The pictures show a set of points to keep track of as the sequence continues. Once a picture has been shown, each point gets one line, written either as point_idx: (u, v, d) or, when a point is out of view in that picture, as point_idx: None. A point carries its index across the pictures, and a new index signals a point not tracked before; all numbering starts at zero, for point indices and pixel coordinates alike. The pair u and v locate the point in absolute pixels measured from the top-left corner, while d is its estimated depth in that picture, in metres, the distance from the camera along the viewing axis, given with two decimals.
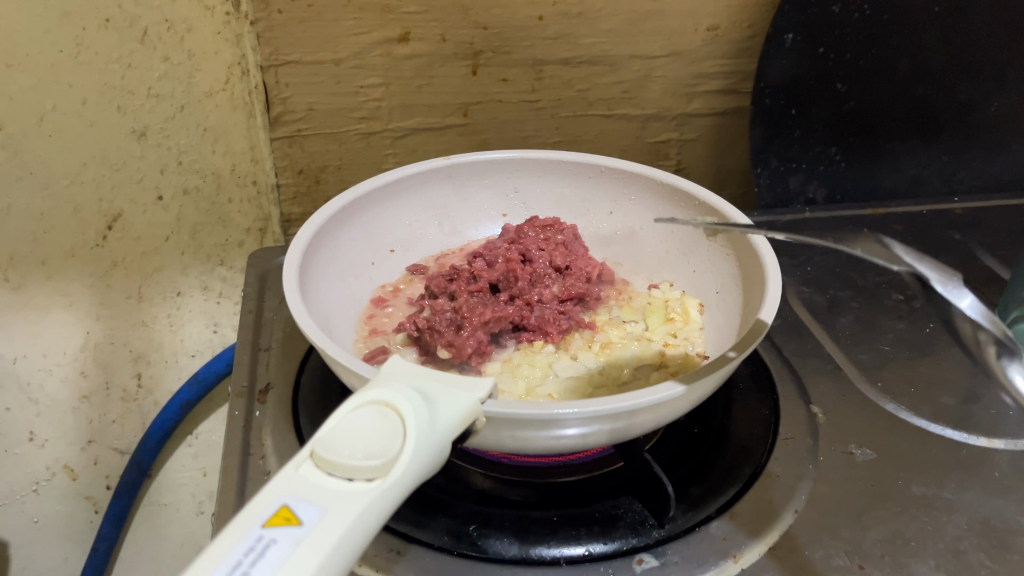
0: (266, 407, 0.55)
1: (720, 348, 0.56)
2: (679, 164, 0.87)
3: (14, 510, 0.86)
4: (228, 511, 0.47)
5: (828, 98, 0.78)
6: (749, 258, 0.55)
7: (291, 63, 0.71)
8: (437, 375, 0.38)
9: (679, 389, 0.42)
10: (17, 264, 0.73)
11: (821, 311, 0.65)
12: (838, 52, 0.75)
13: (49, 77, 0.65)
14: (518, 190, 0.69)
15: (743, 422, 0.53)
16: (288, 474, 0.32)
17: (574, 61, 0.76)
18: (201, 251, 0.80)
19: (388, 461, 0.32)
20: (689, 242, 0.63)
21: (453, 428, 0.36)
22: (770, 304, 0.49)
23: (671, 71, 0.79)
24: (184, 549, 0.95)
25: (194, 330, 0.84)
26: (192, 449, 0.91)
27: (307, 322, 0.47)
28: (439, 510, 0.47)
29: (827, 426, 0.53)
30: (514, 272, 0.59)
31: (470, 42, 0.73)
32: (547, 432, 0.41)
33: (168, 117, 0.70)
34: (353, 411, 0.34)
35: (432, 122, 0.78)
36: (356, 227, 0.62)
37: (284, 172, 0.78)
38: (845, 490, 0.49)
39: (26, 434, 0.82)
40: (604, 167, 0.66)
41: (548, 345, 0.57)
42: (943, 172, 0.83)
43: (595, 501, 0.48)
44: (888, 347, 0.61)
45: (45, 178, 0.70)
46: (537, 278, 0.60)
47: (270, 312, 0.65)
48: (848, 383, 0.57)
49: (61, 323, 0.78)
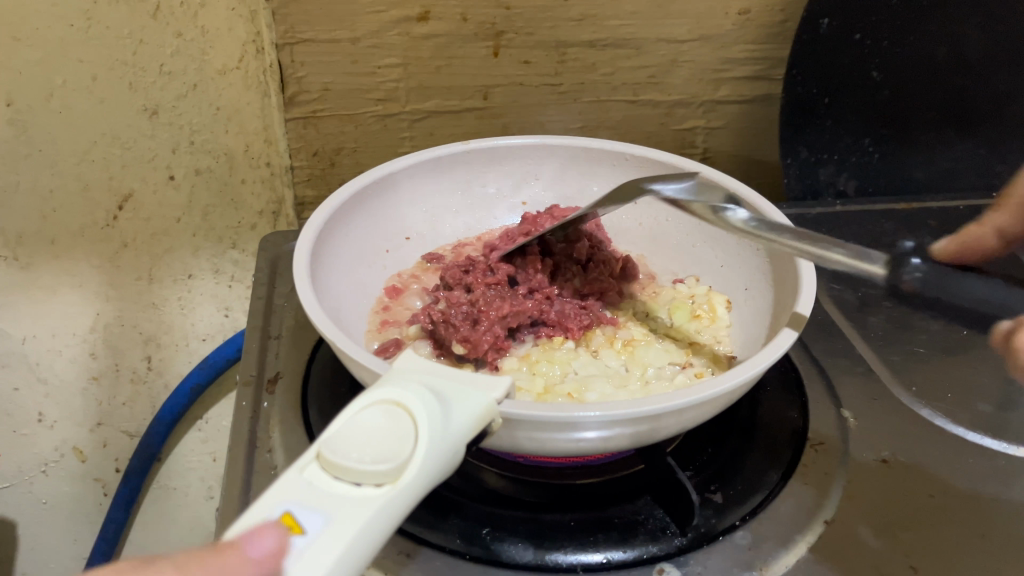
0: (274, 397, 0.54)
1: (748, 348, 0.54)
2: (705, 153, 0.84)
3: (23, 491, 0.85)
4: (233, 507, 0.45)
5: (862, 87, 0.75)
6: (782, 254, 0.53)
7: (307, 42, 0.69)
8: (451, 373, 0.36)
9: (707, 393, 0.39)
10: (26, 242, 0.72)
11: (851, 310, 0.62)
12: (873, 38, 0.72)
13: (58, 51, 0.63)
14: (539, 177, 0.67)
15: (770, 426, 0.51)
16: (291, 477, 0.30)
17: (599, 44, 0.74)
18: (212, 233, 0.78)
19: (399, 466, 0.30)
20: (716, 235, 0.61)
21: (467, 430, 0.34)
22: (804, 304, 0.46)
23: (699, 56, 0.76)
24: (192, 534, 0.94)
25: (204, 314, 0.82)
26: (202, 434, 0.90)
27: (317, 313, 0.45)
28: (451, 511, 0.45)
29: (858, 432, 0.51)
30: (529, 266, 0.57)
31: (491, 22, 0.71)
32: (565, 435, 0.39)
33: (180, 96, 0.68)
34: (361, 411, 0.32)
35: (451, 104, 0.76)
36: (370, 213, 0.60)
37: (298, 154, 0.76)
38: (876, 500, 0.46)
39: (35, 414, 0.81)
40: (630, 155, 0.63)
41: (568, 341, 0.55)
42: (978, 165, 0.79)
43: (614, 505, 0.46)
44: (921, 349, 0.59)
45: (54, 155, 0.68)
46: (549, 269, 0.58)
47: (282, 298, 0.63)
48: (879, 386, 0.55)
49: (69, 303, 0.76)
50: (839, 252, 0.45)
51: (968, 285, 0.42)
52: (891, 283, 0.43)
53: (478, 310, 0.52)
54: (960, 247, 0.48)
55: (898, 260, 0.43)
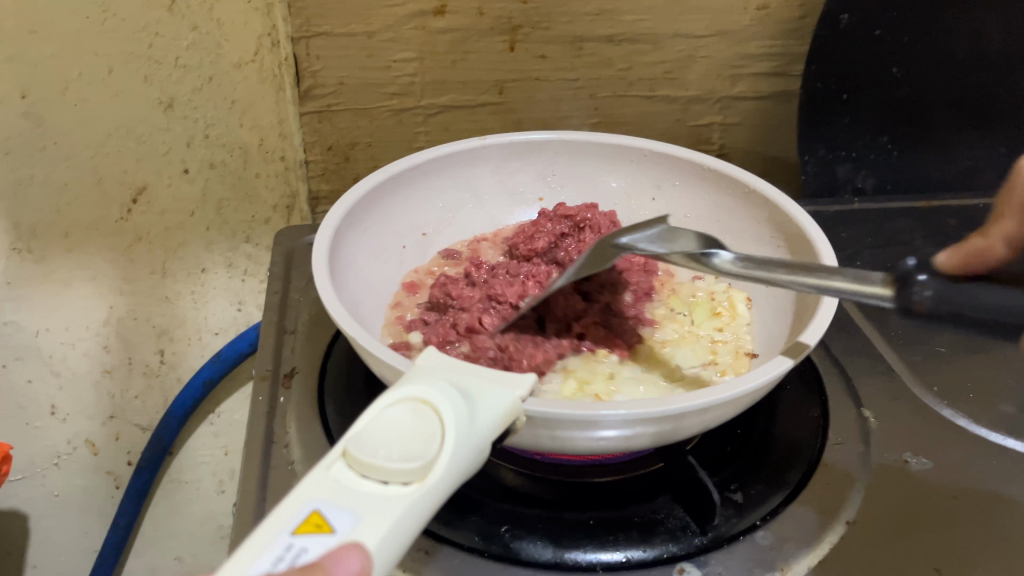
0: (291, 392, 0.53)
1: (770, 346, 0.53)
2: (721, 149, 0.83)
3: (35, 483, 0.85)
4: (250, 502, 0.45)
5: (882, 83, 0.74)
6: (806, 252, 0.52)
7: (324, 35, 0.68)
8: (476, 372, 0.36)
9: (730, 393, 0.39)
10: (40, 235, 0.72)
11: (870, 309, 0.62)
12: (893, 34, 0.71)
13: (74, 44, 0.63)
14: (557, 173, 0.66)
15: (790, 425, 0.51)
16: (318, 475, 0.30)
17: (615, 39, 0.73)
18: (226, 227, 0.77)
19: (426, 464, 0.30)
20: (736, 231, 0.60)
21: (492, 427, 0.34)
22: (829, 302, 0.46)
23: (716, 51, 0.75)
24: (203, 528, 0.94)
25: (217, 308, 0.82)
26: (214, 428, 0.90)
27: (338, 309, 0.44)
28: (470, 508, 0.45)
29: (879, 432, 0.50)
30: (561, 299, 0.53)
31: (508, 17, 0.70)
32: (587, 433, 0.39)
33: (195, 89, 0.68)
34: (386, 409, 0.32)
35: (466, 99, 0.75)
36: (388, 208, 0.60)
37: (313, 148, 0.76)
38: (897, 500, 0.46)
39: (47, 407, 0.81)
40: (648, 150, 0.63)
41: (612, 354, 0.53)
42: (1000, 164, 0.78)
43: (634, 504, 0.45)
44: (942, 349, 0.58)
45: (68, 148, 0.68)
46: (589, 287, 0.56)
47: (297, 292, 0.63)
48: (900, 386, 0.54)
49: (83, 297, 0.76)
50: (839, 281, 0.42)
51: (980, 294, 0.40)
52: (902, 307, 0.40)
53: (507, 355, 0.49)
54: (966, 259, 0.45)
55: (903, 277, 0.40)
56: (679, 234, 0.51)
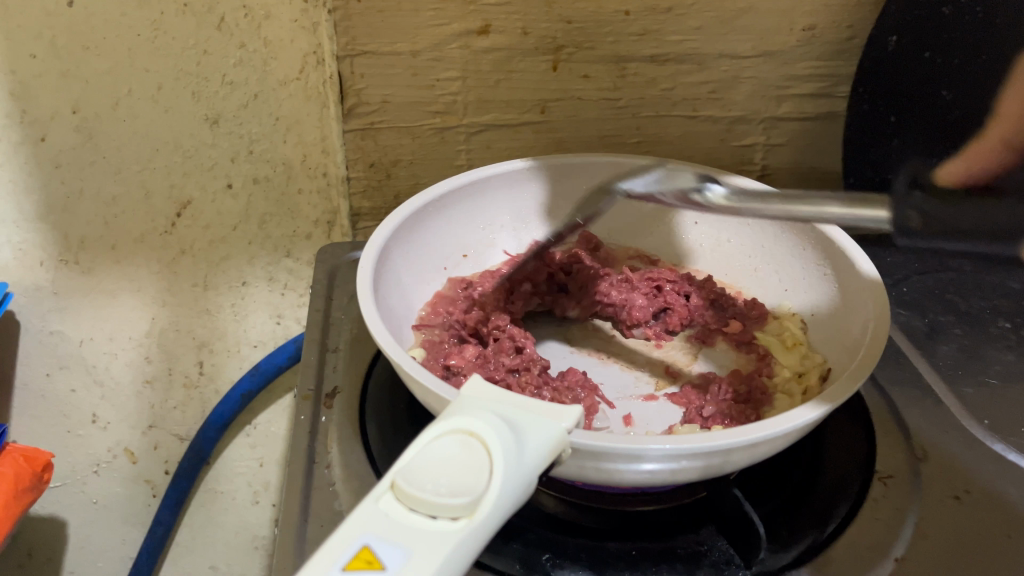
0: (331, 412, 0.54)
1: (839, 362, 0.54)
2: (764, 170, 0.82)
3: (75, 490, 0.86)
4: (292, 523, 0.45)
5: (932, 107, 0.69)
6: (854, 286, 0.55)
7: (369, 54, 0.69)
8: (524, 403, 0.36)
9: (779, 429, 0.39)
10: (88, 247, 0.73)
11: (919, 337, 0.61)
12: (944, 56, 0.67)
13: (126, 61, 0.64)
14: (597, 196, 0.69)
15: (838, 459, 0.50)
16: (367, 508, 0.30)
17: (660, 59, 0.73)
18: (268, 242, 0.78)
19: (475, 499, 0.30)
20: (777, 252, 0.64)
21: (539, 460, 0.33)
22: (881, 313, 0.50)
23: (764, 72, 0.75)
24: (238, 538, 0.94)
25: (258, 321, 0.82)
26: (251, 440, 0.90)
27: (378, 327, 0.46)
28: (513, 536, 0.44)
29: (931, 466, 0.49)
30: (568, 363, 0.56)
31: (553, 37, 0.70)
32: (630, 467, 0.39)
33: (242, 105, 0.69)
34: (434, 441, 0.32)
35: (509, 118, 0.75)
36: (432, 231, 0.63)
37: (355, 165, 0.76)
38: (949, 536, 0.45)
39: (90, 416, 0.82)
40: (692, 174, 0.66)
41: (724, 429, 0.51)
42: None
43: (677, 536, 0.45)
44: (994, 381, 0.57)
45: (118, 162, 0.69)
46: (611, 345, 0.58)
47: (339, 311, 0.64)
48: (950, 419, 0.53)
49: (127, 307, 0.77)
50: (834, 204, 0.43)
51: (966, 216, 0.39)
52: (899, 227, 0.40)
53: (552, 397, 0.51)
54: None
55: (899, 196, 0.41)
56: (676, 176, 0.56)
